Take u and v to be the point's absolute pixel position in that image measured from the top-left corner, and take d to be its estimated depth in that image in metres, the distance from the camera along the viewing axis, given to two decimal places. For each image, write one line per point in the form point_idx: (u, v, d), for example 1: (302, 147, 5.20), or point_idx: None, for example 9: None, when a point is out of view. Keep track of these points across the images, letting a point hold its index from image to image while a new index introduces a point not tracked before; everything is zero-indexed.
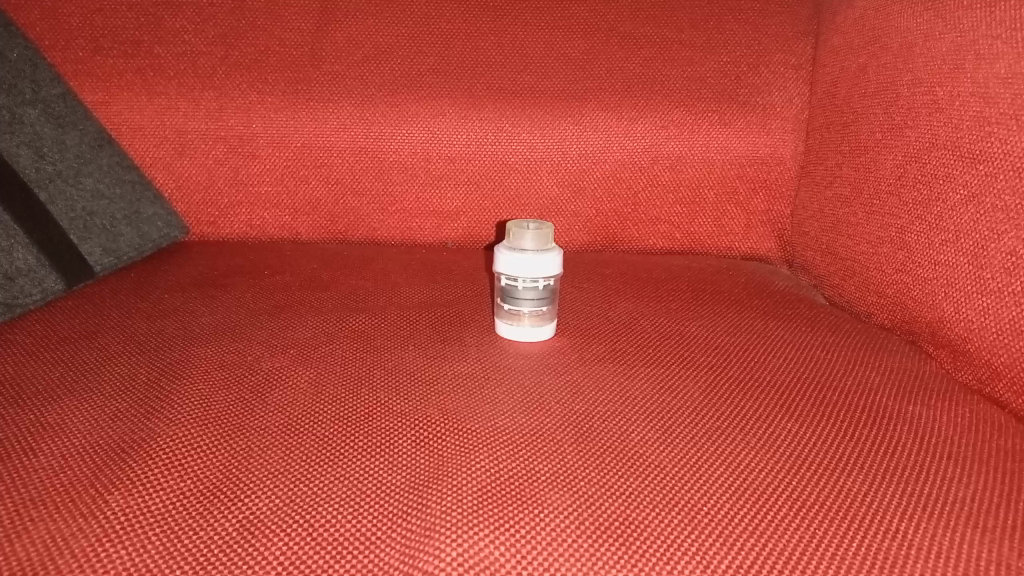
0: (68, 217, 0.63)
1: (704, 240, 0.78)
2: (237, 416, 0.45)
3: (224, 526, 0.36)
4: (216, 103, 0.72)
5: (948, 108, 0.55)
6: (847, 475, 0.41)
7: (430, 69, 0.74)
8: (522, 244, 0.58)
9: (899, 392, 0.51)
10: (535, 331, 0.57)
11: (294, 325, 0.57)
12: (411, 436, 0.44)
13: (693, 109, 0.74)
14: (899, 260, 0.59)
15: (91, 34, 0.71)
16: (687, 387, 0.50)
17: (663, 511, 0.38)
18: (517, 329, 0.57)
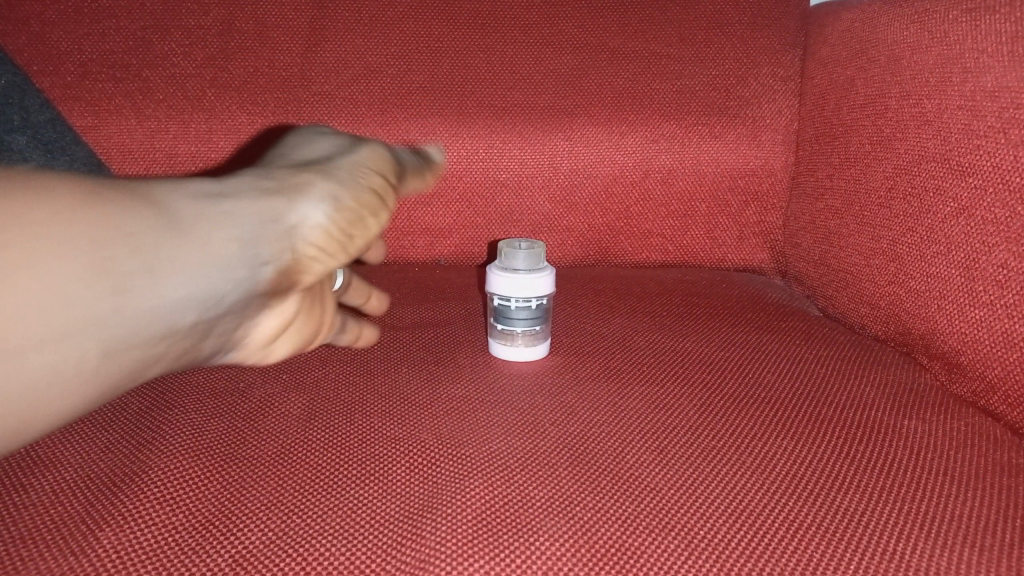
0: None
1: (697, 253, 0.78)
2: (229, 445, 0.45)
3: (217, 562, 0.36)
4: (206, 125, 0.71)
5: (936, 121, 0.55)
6: (843, 494, 0.41)
7: (419, 87, 0.74)
8: (512, 270, 0.60)
9: (894, 406, 0.51)
10: (530, 349, 0.57)
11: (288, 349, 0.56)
12: (404, 463, 0.44)
13: (683, 122, 0.74)
14: (891, 271, 0.59)
15: (80, 58, 0.70)
16: (683, 406, 0.50)
17: (660, 536, 0.38)
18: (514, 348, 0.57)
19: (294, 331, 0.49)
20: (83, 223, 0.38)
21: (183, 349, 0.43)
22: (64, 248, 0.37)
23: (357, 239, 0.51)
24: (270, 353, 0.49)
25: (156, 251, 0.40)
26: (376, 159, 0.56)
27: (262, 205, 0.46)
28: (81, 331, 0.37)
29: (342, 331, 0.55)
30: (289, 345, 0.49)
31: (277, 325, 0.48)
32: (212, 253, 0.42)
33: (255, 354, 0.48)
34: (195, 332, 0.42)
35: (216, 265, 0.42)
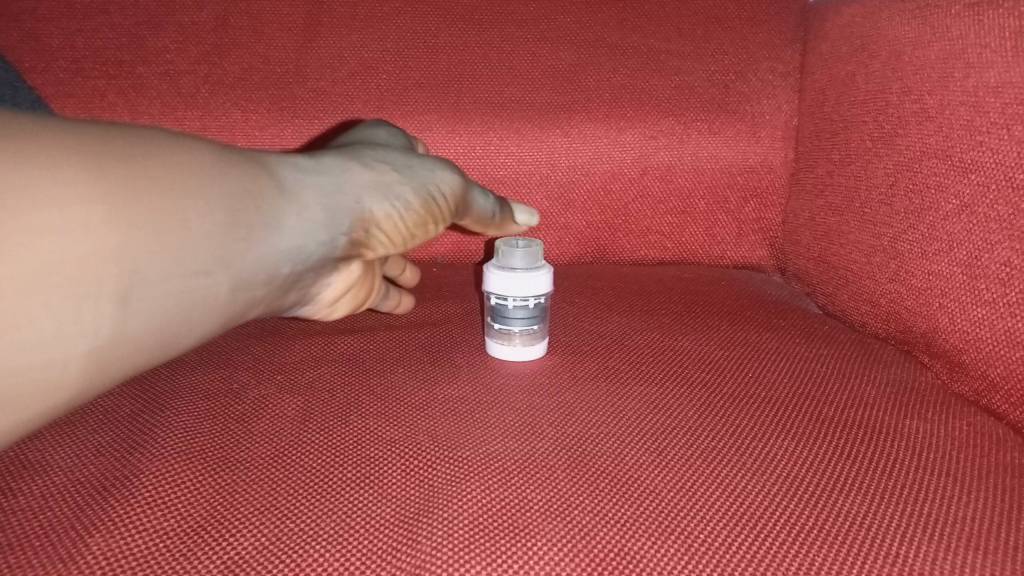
0: None
1: (696, 251, 0.78)
2: (222, 448, 0.44)
3: (209, 568, 0.36)
4: (200, 123, 0.70)
5: (937, 117, 0.54)
6: (845, 496, 0.41)
7: (415, 84, 0.73)
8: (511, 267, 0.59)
9: (896, 406, 0.51)
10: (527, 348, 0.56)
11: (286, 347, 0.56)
12: (400, 466, 0.43)
13: (682, 118, 0.73)
14: (892, 269, 0.59)
15: (72, 55, 0.69)
16: (682, 406, 0.49)
17: (659, 540, 0.37)
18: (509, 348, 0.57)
19: (353, 293, 0.55)
20: (222, 182, 0.44)
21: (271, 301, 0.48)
22: (204, 196, 0.43)
23: (421, 228, 0.57)
24: (333, 308, 0.55)
25: (269, 211, 0.46)
26: (452, 190, 0.59)
27: (345, 184, 0.51)
28: (212, 273, 0.43)
29: (386, 298, 0.61)
30: (345, 308, 0.56)
31: (342, 287, 0.54)
32: (304, 220, 0.48)
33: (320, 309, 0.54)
34: (279, 287, 0.48)
35: (306, 232, 0.48)
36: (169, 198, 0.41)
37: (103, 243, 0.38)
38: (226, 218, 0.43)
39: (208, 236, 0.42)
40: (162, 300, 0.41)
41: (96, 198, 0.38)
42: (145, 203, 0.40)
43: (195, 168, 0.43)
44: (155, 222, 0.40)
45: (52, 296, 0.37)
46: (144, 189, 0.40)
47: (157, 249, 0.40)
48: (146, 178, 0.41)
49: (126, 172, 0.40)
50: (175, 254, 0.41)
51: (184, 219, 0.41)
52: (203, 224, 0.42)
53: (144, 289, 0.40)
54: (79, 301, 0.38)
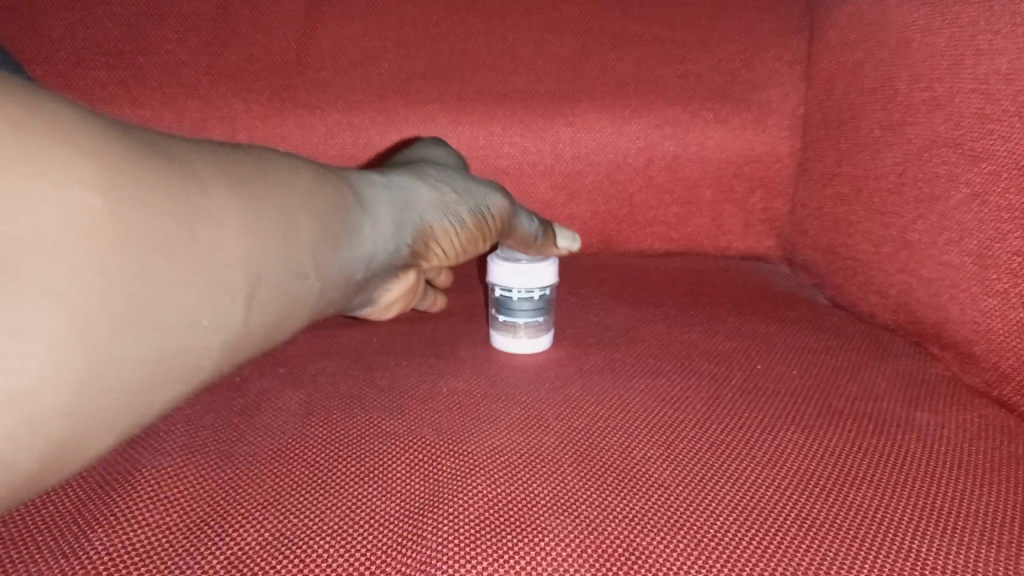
0: None
1: (702, 242, 0.77)
2: (226, 442, 0.44)
3: (211, 563, 0.35)
4: (201, 114, 0.70)
5: (948, 104, 0.53)
6: (855, 490, 0.40)
7: (418, 73, 0.72)
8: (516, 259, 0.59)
9: (906, 398, 0.50)
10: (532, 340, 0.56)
11: (305, 340, 0.56)
12: (405, 460, 0.42)
13: (687, 108, 0.73)
14: (901, 259, 0.58)
15: (71, 46, 0.68)
16: (689, 399, 0.49)
17: (667, 535, 0.37)
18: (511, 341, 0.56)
19: (406, 300, 0.56)
20: (316, 190, 0.44)
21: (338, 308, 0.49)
22: (307, 201, 0.43)
23: (472, 245, 0.58)
24: (387, 311, 0.56)
25: (355, 221, 0.47)
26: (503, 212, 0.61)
27: (410, 198, 0.53)
28: (309, 275, 0.43)
29: (425, 298, 0.60)
30: (395, 311, 0.57)
31: (398, 293, 0.54)
32: (378, 233, 0.49)
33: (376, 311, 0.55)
34: (347, 296, 0.48)
35: (378, 242, 0.49)
36: (284, 202, 0.42)
37: (237, 242, 0.38)
38: (324, 223, 0.44)
39: (311, 239, 0.43)
40: (277, 301, 0.41)
41: (230, 199, 0.38)
42: (267, 204, 0.40)
43: (297, 176, 0.44)
44: (275, 222, 0.40)
45: (198, 289, 0.36)
46: (263, 190, 0.41)
47: (276, 248, 0.40)
48: (263, 183, 0.41)
49: (245, 176, 0.40)
50: (290, 254, 0.41)
51: (294, 220, 0.42)
52: (309, 227, 0.43)
53: (264, 289, 0.40)
54: (217, 297, 0.37)
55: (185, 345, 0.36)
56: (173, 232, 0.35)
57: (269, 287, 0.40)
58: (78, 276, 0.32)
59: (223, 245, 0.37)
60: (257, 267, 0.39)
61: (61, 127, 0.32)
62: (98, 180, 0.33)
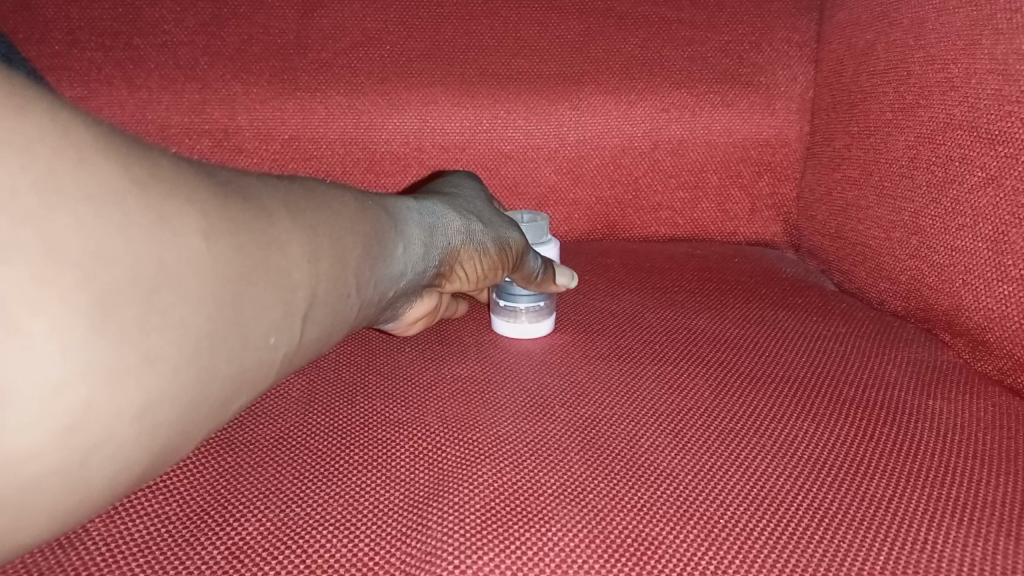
0: None
1: (707, 227, 0.76)
2: (226, 431, 0.43)
3: (211, 555, 0.35)
4: (199, 96, 0.68)
5: (963, 86, 0.52)
6: (869, 480, 0.40)
7: (419, 55, 0.70)
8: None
9: (918, 385, 0.49)
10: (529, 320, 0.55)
11: None
12: (409, 449, 0.42)
13: (694, 90, 0.71)
14: (913, 245, 0.57)
15: (68, 26, 0.67)
16: (697, 386, 0.48)
17: (678, 525, 0.36)
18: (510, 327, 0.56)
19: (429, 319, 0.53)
20: (365, 219, 0.42)
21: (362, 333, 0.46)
22: (354, 231, 0.41)
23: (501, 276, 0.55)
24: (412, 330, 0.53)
25: (396, 248, 0.45)
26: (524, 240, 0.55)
27: (445, 224, 0.50)
28: (355, 302, 0.41)
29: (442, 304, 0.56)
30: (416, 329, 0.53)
31: (420, 312, 0.51)
32: (411, 261, 0.46)
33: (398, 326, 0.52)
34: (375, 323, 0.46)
35: (408, 267, 0.46)
36: (337, 228, 0.40)
37: (299, 267, 0.36)
38: (371, 250, 0.42)
39: (359, 266, 0.41)
40: (329, 326, 0.39)
41: (291, 224, 0.37)
42: (323, 231, 0.39)
43: (348, 204, 0.42)
44: (332, 248, 0.39)
45: (266, 310, 0.35)
46: (320, 217, 0.39)
47: (332, 273, 0.38)
48: (318, 211, 0.39)
49: (302, 203, 0.38)
50: (342, 283, 0.40)
51: (345, 246, 0.40)
52: (360, 253, 0.41)
53: (323, 312, 0.38)
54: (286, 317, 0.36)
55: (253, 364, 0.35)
56: (244, 254, 0.34)
57: (327, 309, 0.38)
58: (161, 298, 0.30)
59: (288, 269, 0.36)
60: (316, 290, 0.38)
61: (112, 147, 0.30)
62: (169, 205, 0.31)
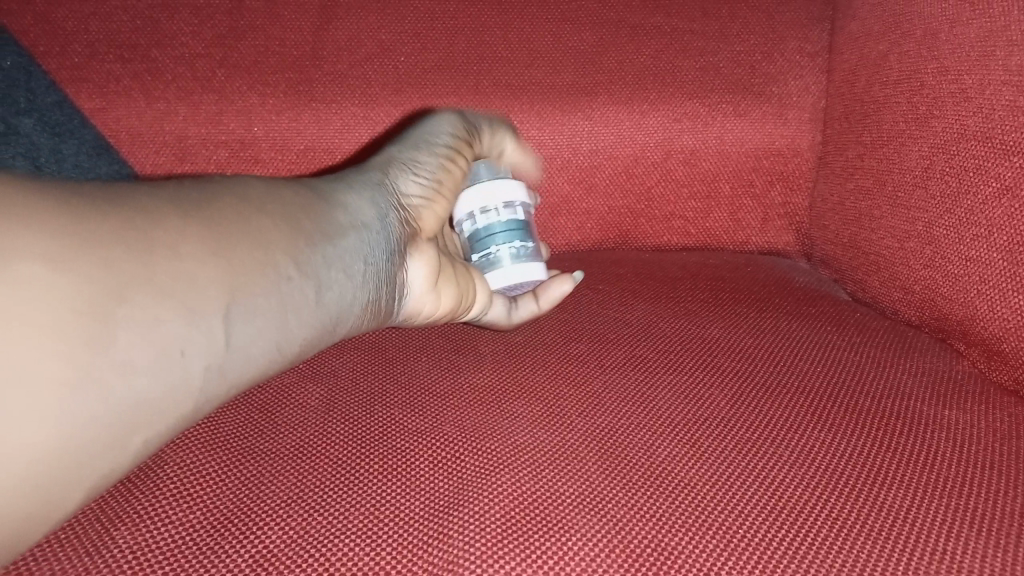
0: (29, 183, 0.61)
1: (719, 236, 0.76)
2: (247, 439, 0.44)
3: (238, 561, 0.35)
4: (216, 107, 0.68)
5: (976, 97, 0.52)
6: (887, 491, 0.40)
7: (434, 66, 0.71)
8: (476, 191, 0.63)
9: (934, 395, 0.49)
10: (534, 270, 0.64)
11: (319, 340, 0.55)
12: (428, 457, 0.42)
13: (706, 101, 0.72)
14: (926, 255, 0.57)
15: (87, 39, 0.68)
16: (713, 395, 0.48)
17: (697, 536, 0.37)
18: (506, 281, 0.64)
19: (466, 304, 0.58)
20: (284, 201, 0.45)
21: (355, 321, 0.49)
22: (269, 211, 0.43)
23: (452, 184, 0.60)
24: (450, 310, 0.57)
25: (339, 215, 0.48)
26: (455, 133, 0.61)
27: (380, 178, 0.53)
28: (302, 282, 0.43)
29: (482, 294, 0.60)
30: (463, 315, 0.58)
31: (427, 279, 0.55)
32: (369, 212, 0.50)
33: (439, 319, 0.57)
34: (367, 293, 0.49)
35: (370, 223, 0.50)
36: (244, 215, 0.42)
37: (207, 266, 0.38)
38: (296, 225, 0.44)
39: (289, 248, 0.43)
40: (273, 312, 0.41)
41: (187, 226, 0.39)
42: (231, 224, 0.41)
43: (260, 192, 0.44)
44: (243, 237, 0.41)
45: (176, 318, 0.36)
46: (225, 211, 0.41)
47: (256, 260, 0.41)
48: (219, 205, 0.41)
49: (205, 205, 0.41)
50: (271, 269, 0.41)
51: (264, 231, 0.42)
52: (283, 235, 0.43)
53: (250, 303, 0.40)
54: (200, 323, 0.37)
55: (172, 379, 0.36)
56: (134, 266, 0.35)
57: (257, 303, 0.40)
58: (50, 322, 0.32)
59: (190, 270, 0.37)
60: (235, 283, 0.39)
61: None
62: (27, 241, 0.33)
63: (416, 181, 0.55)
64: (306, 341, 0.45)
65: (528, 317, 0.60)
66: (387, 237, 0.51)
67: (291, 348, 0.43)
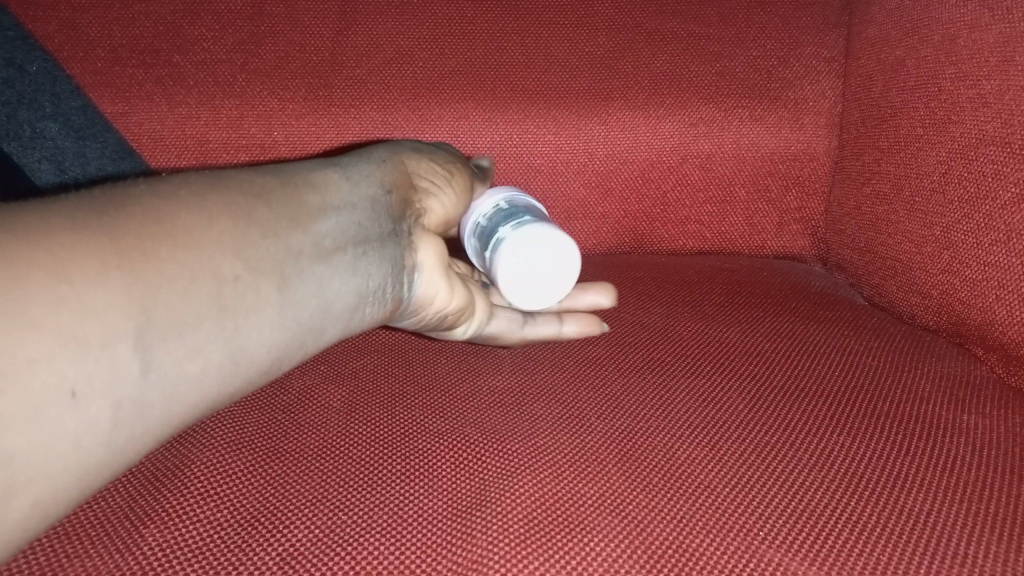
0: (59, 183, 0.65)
1: (735, 241, 0.76)
2: (271, 439, 0.44)
3: (265, 559, 0.36)
4: (236, 111, 0.69)
5: (996, 102, 0.52)
6: (907, 494, 0.40)
7: (452, 71, 0.72)
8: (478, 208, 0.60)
9: (951, 399, 0.49)
10: (533, 236, 0.54)
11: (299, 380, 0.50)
12: (450, 458, 0.43)
13: (723, 105, 0.72)
14: (944, 260, 0.57)
15: (110, 44, 0.68)
16: (731, 399, 0.49)
17: (718, 538, 0.37)
18: (512, 266, 0.54)
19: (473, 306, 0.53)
20: (225, 191, 0.41)
21: (349, 314, 0.45)
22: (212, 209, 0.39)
23: (467, 190, 0.59)
24: (465, 304, 0.52)
25: (311, 197, 0.44)
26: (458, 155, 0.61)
27: (378, 164, 0.51)
28: (255, 280, 0.39)
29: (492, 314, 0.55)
30: (469, 321, 0.53)
31: (432, 268, 0.50)
32: (355, 189, 0.48)
33: (449, 318, 0.52)
34: (358, 280, 0.45)
35: (353, 202, 0.46)
36: (161, 214, 0.37)
37: (106, 284, 0.33)
38: (243, 218, 0.40)
39: (230, 246, 0.39)
40: (210, 323, 0.37)
41: (80, 237, 0.34)
42: (148, 226, 0.36)
43: (191, 188, 0.40)
44: (161, 240, 0.36)
45: (60, 356, 0.31)
46: (136, 213, 0.36)
47: (188, 263, 0.37)
48: (136, 211, 0.36)
49: (127, 209, 0.36)
50: (199, 274, 0.37)
51: (195, 230, 0.38)
52: (224, 233, 0.39)
53: (173, 317, 0.36)
54: (99, 354, 0.33)
55: (65, 424, 0.32)
56: (5, 301, 0.30)
57: (184, 318, 0.36)
58: None
59: (82, 292, 0.32)
60: (149, 297, 0.35)
61: None
62: None
63: (432, 173, 0.55)
64: (280, 344, 0.41)
65: (540, 334, 0.56)
66: (386, 211, 0.48)
67: (252, 358, 0.40)
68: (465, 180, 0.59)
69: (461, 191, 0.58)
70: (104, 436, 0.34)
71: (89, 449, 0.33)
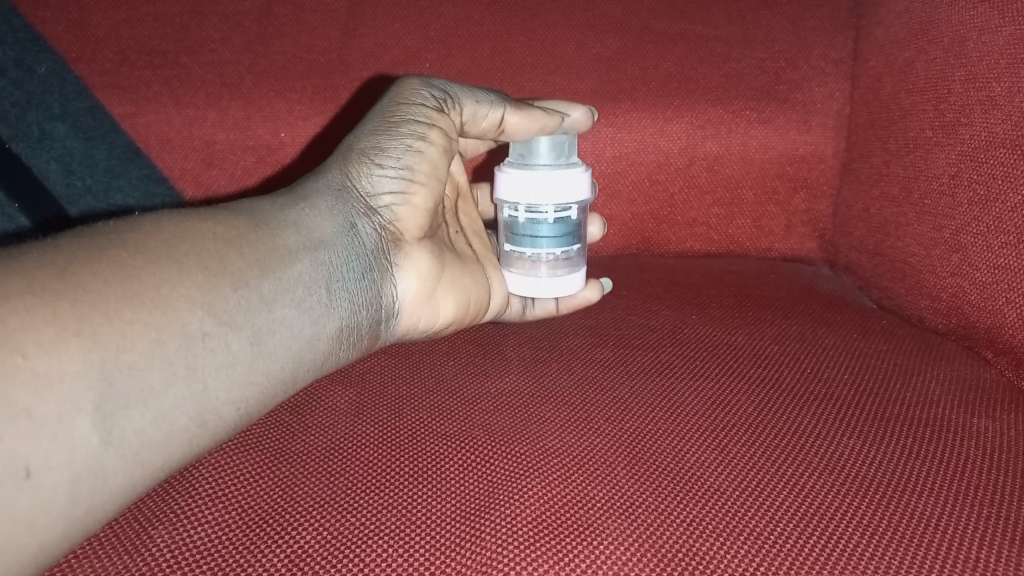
0: (64, 183, 0.70)
1: (743, 243, 0.76)
2: (279, 441, 0.44)
3: (273, 562, 0.36)
4: (244, 112, 0.68)
5: (1006, 104, 0.52)
6: (917, 498, 0.40)
7: (459, 72, 0.71)
8: (526, 185, 0.57)
9: (962, 403, 0.49)
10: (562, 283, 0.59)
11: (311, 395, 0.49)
12: (457, 461, 0.42)
13: (730, 107, 0.72)
14: (953, 262, 0.57)
15: (118, 45, 0.68)
16: (741, 401, 0.48)
17: (730, 541, 0.37)
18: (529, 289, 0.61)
19: (467, 314, 0.58)
20: (198, 243, 0.41)
21: (325, 355, 0.47)
22: (182, 261, 0.40)
23: (438, 164, 0.56)
24: (453, 319, 0.57)
25: (289, 236, 0.47)
26: (428, 104, 0.56)
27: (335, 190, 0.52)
28: (224, 335, 0.40)
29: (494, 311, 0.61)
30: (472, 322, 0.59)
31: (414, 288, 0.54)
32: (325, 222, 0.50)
33: (446, 330, 0.57)
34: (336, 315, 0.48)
35: (327, 238, 0.49)
36: (127, 270, 0.37)
37: (67, 355, 0.33)
38: (215, 270, 0.41)
39: (199, 298, 0.39)
40: (179, 384, 0.37)
41: (33, 296, 0.33)
42: (116, 288, 0.36)
43: (161, 236, 0.40)
44: (129, 300, 0.36)
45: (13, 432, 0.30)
46: (101, 269, 0.36)
47: (150, 326, 0.36)
48: (101, 269, 0.36)
49: (95, 262, 0.36)
50: (165, 332, 0.37)
51: (160, 285, 0.38)
52: (193, 285, 0.39)
53: (137, 377, 0.35)
54: (56, 426, 0.32)
55: (17, 503, 0.31)
56: None
57: (148, 387, 0.36)
58: None
59: (37, 364, 0.32)
60: (111, 365, 0.34)
61: None
62: None
63: (386, 176, 0.53)
64: (247, 402, 0.41)
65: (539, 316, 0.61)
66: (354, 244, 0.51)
67: (223, 413, 0.40)
68: (438, 150, 0.55)
69: (429, 175, 0.55)
70: (64, 511, 0.33)
71: (45, 527, 0.32)
